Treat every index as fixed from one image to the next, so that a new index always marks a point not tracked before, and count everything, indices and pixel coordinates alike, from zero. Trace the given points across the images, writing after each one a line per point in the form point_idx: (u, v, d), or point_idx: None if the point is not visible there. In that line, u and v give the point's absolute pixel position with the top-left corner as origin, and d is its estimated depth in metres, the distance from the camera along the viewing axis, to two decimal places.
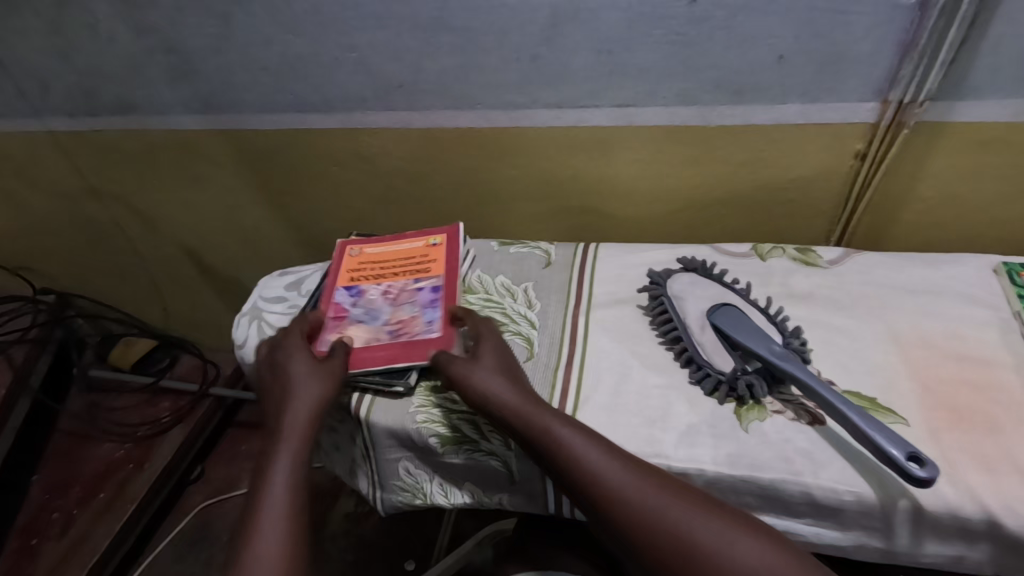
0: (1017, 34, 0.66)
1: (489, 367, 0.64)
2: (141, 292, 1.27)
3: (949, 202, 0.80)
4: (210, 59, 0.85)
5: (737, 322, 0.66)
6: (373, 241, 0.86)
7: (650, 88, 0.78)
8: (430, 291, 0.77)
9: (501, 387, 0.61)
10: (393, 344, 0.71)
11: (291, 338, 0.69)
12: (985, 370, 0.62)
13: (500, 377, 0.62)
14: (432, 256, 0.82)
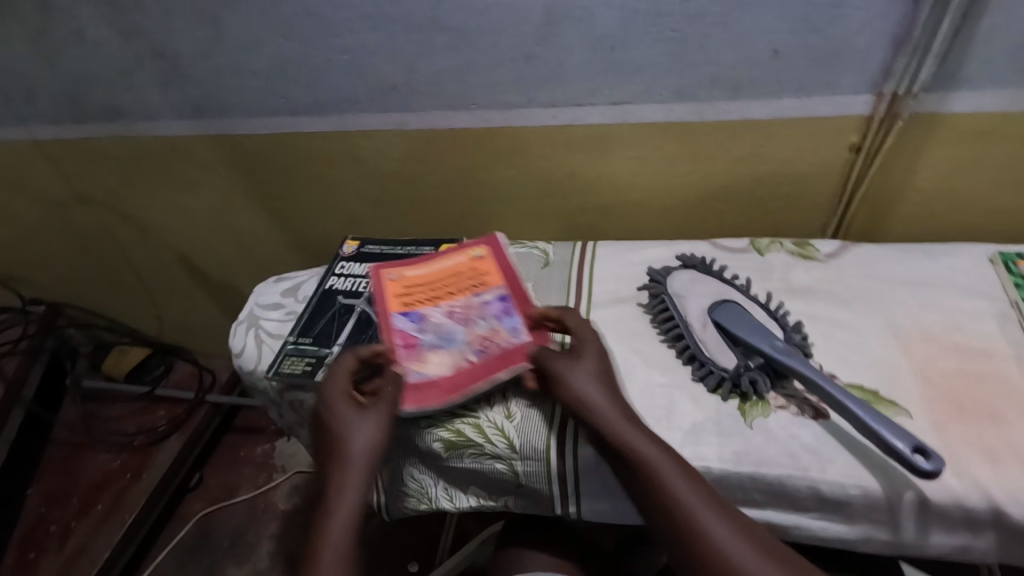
0: (1012, 24, 0.59)
1: (592, 383, 0.55)
2: (134, 297, 1.34)
3: (946, 193, 0.72)
4: (200, 64, 0.83)
5: (739, 317, 0.58)
6: (409, 261, 0.74)
7: (645, 84, 0.71)
8: (498, 302, 0.67)
9: (601, 414, 0.53)
10: (486, 364, 0.61)
11: (341, 380, 0.59)
12: (984, 362, 0.55)
13: (584, 394, 0.54)
14: (483, 268, 0.71)
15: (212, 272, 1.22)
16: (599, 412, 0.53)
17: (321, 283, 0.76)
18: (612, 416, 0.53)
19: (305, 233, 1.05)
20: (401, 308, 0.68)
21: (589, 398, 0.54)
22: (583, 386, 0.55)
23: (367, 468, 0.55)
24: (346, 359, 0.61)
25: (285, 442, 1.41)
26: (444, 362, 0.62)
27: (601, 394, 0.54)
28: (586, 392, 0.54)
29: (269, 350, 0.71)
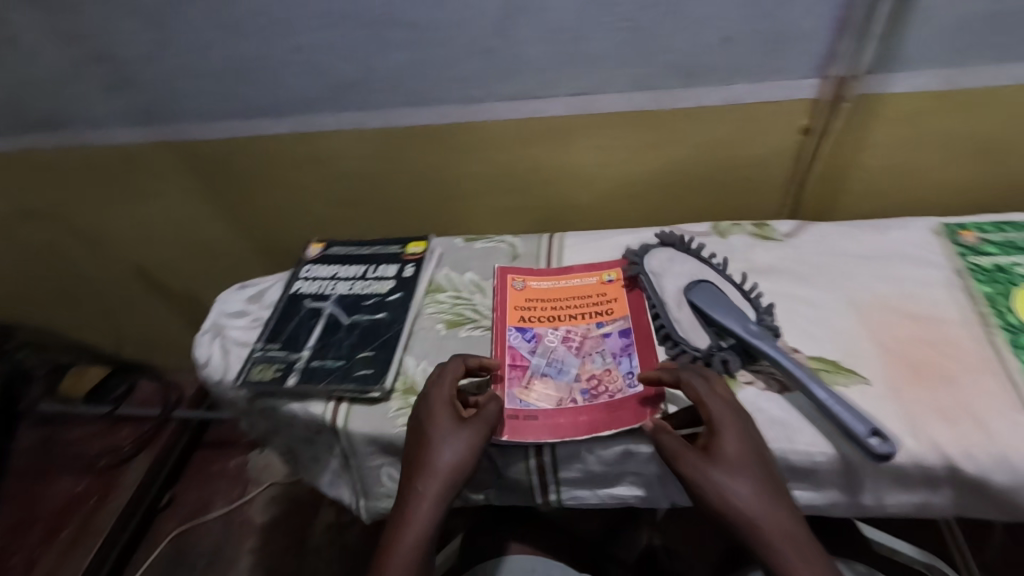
0: (944, 6, 0.62)
1: (739, 448, 0.48)
2: (90, 313, 1.29)
3: (892, 170, 0.76)
4: (147, 68, 0.81)
5: (713, 297, 0.60)
6: (538, 272, 0.71)
7: (603, 75, 0.72)
8: (620, 337, 0.62)
9: (736, 490, 0.47)
10: (593, 406, 0.57)
11: (442, 386, 0.56)
12: (935, 328, 0.57)
13: (728, 463, 0.48)
14: (613, 293, 0.67)
15: (172, 284, 1.18)
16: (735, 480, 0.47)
17: (287, 287, 0.75)
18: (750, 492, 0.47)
19: (268, 239, 1.03)
20: (518, 324, 0.65)
21: (728, 468, 0.48)
22: (728, 452, 0.48)
23: (445, 487, 0.52)
24: (449, 372, 0.58)
25: (259, 453, 1.39)
26: (549, 394, 0.58)
27: (749, 462, 0.48)
28: (728, 459, 0.48)
29: (236, 358, 0.69)
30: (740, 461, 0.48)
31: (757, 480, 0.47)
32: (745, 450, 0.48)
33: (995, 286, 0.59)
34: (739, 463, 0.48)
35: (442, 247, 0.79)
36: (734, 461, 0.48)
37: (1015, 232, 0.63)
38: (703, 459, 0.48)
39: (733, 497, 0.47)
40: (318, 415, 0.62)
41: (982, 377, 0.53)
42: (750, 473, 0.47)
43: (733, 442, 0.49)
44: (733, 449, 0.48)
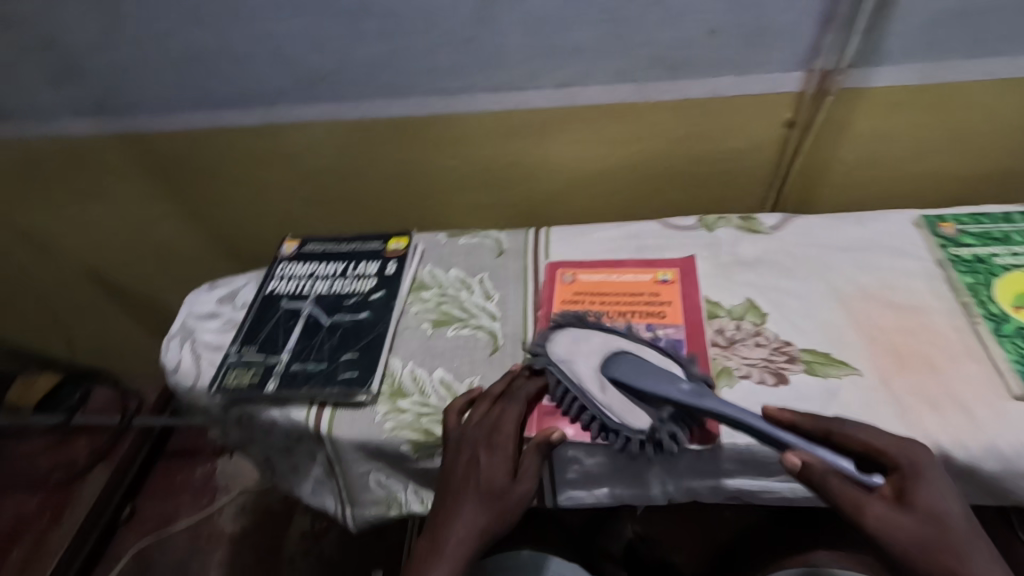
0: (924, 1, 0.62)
1: (942, 499, 0.43)
2: (37, 319, 1.20)
3: (871, 162, 0.77)
4: (99, 56, 0.75)
5: (642, 370, 0.52)
6: (590, 265, 0.68)
7: (587, 66, 0.71)
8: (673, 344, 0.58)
9: (926, 536, 0.41)
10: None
11: (512, 415, 0.54)
12: (920, 319, 0.58)
13: (924, 516, 0.42)
14: (667, 295, 0.63)
15: (130, 286, 1.11)
16: (930, 538, 0.41)
17: (261, 287, 0.71)
18: (961, 544, 0.41)
19: (235, 237, 0.98)
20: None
21: (922, 520, 0.41)
22: (932, 505, 0.42)
23: (487, 525, 0.51)
24: (515, 404, 0.55)
25: (228, 460, 1.33)
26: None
27: (953, 517, 0.42)
28: (929, 513, 0.42)
29: (208, 364, 0.65)
30: (941, 516, 0.42)
31: (957, 536, 0.41)
32: (949, 501, 0.43)
33: (976, 277, 0.60)
34: (941, 517, 0.42)
35: (423, 244, 0.76)
36: (933, 514, 0.42)
37: (991, 223, 0.65)
38: (893, 510, 0.42)
39: (942, 552, 0.40)
40: (299, 422, 0.59)
41: (968, 365, 0.54)
42: (954, 530, 0.41)
43: (934, 493, 0.43)
44: (936, 501, 0.42)
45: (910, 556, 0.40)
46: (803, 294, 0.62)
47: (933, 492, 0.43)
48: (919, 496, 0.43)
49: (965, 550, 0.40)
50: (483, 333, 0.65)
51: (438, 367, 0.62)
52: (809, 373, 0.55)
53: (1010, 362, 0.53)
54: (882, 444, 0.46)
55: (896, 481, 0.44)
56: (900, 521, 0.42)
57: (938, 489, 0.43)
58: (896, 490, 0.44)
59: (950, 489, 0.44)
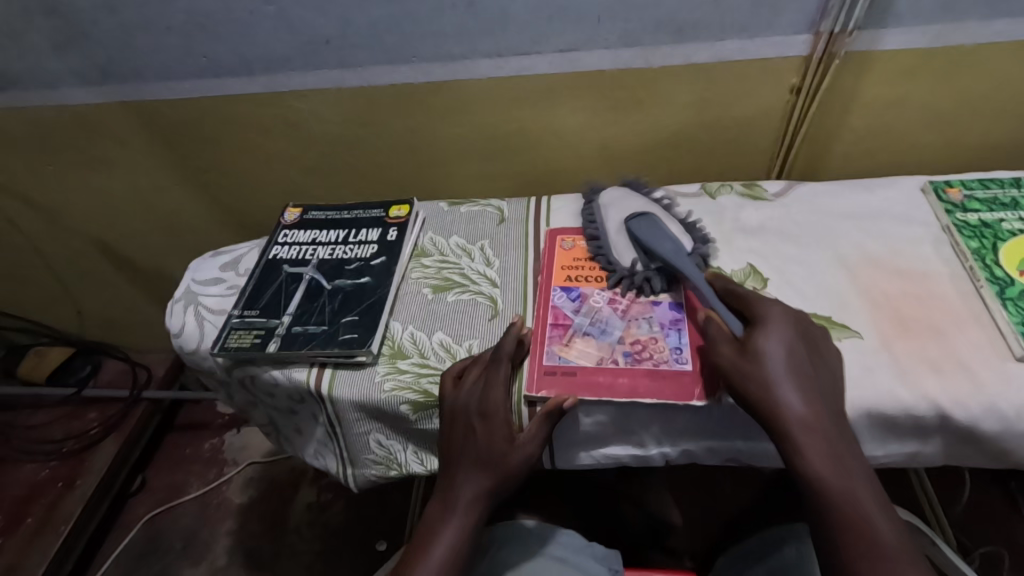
0: None
1: (779, 343, 0.49)
2: (48, 292, 1.22)
3: (878, 131, 0.76)
4: (104, 21, 0.75)
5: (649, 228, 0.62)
6: (590, 231, 0.69)
7: (591, 29, 0.70)
8: (669, 307, 0.60)
9: (757, 366, 0.48)
10: (634, 370, 0.55)
11: (500, 377, 0.55)
12: (924, 284, 0.58)
13: (754, 353, 0.48)
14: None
15: (138, 258, 1.13)
16: (753, 370, 0.48)
17: (263, 253, 0.71)
18: (783, 376, 0.47)
19: (240, 207, 0.99)
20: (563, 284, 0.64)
21: (753, 356, 0.48)
22: (767, 346, 0.49)
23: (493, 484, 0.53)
24: (502, 365, 0.55)
25: (236, 433, 1.35)
26: (592, 351, 0.57)
27: (781, 358, 0.48)
28: (762, 352, 0.48)
29: (212, 327, 0.66)
30: (772, 354, 0.48)
31: (779, 368, 0.48)
32: (784, 343, 0.49)
33: (982, 241, 0.59)
34: (769, 356, 0.48)
35: (425, 212, 0.76)
36: (763, 353, 0.48)
37: (999, 189, 0.64)
38: (733, 353, 0.49)
39: (758, 377, 0.48)
40: (301, 382, 0.60)
41: (971, 329, 0.53)
42: (777, 364, 0.48)
43: (773, 337, 0.49)
44: (771, 344, 0.49)
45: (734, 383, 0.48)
46: (807, 258, 0.62)
47: (770, 336, 0.49)
48: (759, 339, 0.49)
49: (783, 377, 0.47)
50: (484, 299, 0.65)
51: (437, 330, 0.62)
52: None
53: (1013, 325, 0.52)
54: (750, 299, 0.53)
55: (750, 327, 0.51)
56: (738, 357, 0.49)
57: (776, 334, 0.49)
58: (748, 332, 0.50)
59: (793, 337, 0.50)
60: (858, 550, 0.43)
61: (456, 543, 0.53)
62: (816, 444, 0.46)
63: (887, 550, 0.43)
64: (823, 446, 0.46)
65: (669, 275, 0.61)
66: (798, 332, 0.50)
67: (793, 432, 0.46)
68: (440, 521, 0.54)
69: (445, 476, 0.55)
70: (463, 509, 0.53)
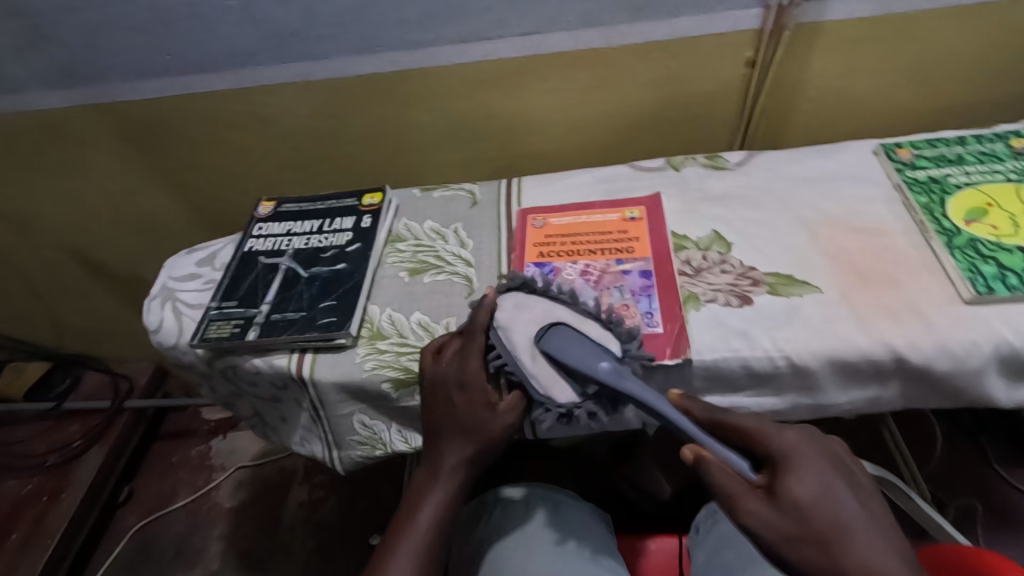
0: None
1: (813, 488, 0.42)
2: (22, 304, 1.20)
3: (833, 99, 0.79)
4: (66, 22, 0.75)
5: (630, 305, 0.57)
6: (559, 209, 0.70)
7: (550, 11, 0.72)
8: (640, 275, 0.61)
9: (796, 526, 0.41)
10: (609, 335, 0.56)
11: (476, 351, 0.56)
12: (879, 239, 0.60)
13: (791, 508, 0.42)
14: (634, 231, 0.66)
15: (114, 265, 1.12)
16: (801, 529, 0.41)
17: (239, 246, 0.72)
18: (836, 535, 0.41)
19: (216, 207, 0.99)
20: (536, 260, 0.65)
21: (793, 513, 0.42)
22: (803, 496, 0.42)
23: (474, 454, 0.55)
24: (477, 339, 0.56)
25: (222, 439, 1.34)
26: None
27: (826, 504, 0.42)
28: (800, 500, 0.42)
29: (190, 321, 0.67)
30: (814, 505, 0.42)
31: (826, 524, 0.41)
32: (822, 492, 0.42)
33: (931, 196, 0.62)
34: (813, 507, 0.42)
35: (398, 199, 0.77)
36: (804, 503, 0.42)
37: (946, 147, 0.67)
38: (766, 506, 0.42)
39: (811, 543, 0.41)
40: (282, 368, 0.61)
41: (923, 278, 0.56)
42: (826, 518, 0.41)
43: (807, 483, 0.43)
44: (806, 490, 0.42)
45: (777, 549, 0.42)
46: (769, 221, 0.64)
47: (801, 481, 0.43)
48: (789, 488, 0.42)
49: (835, 536, 0.41)
50: (459, 279, 0.67)
51: (415, 310, 0.64)
52: (772, 294, 0.57)
53: (961, 271, 0.54)
54: (758, 431, 0.46)
55: (769, 470, 0.44)
56: (771, 515, 0.42)
57: (807, 476, 0.43)
58: (771, 478, 0.44)
59: (824, 473, 0.43)
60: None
61: (441, 510, 0.54)
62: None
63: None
64: None
65: (638, 244, 0.63)
66: (827, 462, 0.44)
67: None
68: (424, 491, 0.55)
69: (430, 448, 0.57)
70: (446, 477, 0.55)
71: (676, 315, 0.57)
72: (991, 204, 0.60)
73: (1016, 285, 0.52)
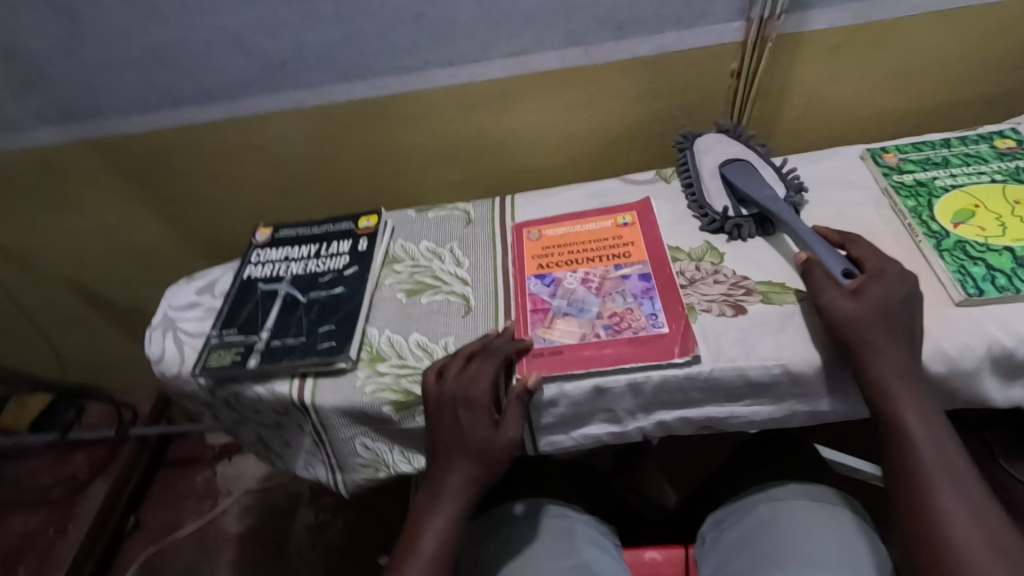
0: None
1: (883, 295, 0.51)
2: (27, 339, 1.21)
3: (819, 105, 0.80)
4: (63, 61, 0.77)
5: (745, 175, 0.67)
6: (555, 219, 0.72)
7: (537, 32, 0.73)
8: (639, 278, 0.63)
9: (866, 318, 0.50)
10: (617, 340, 0.57)
11: (485, 369, 0.57)
12: (869, 242, 0.61)
13: (867, 303, 0.50)
14: (628, 236, 0.68)
15: (114, 297, 1.13)
16: (861, 319, 0.50)
17: (237, 274, 0.73)
18: (888, 337, 0.49)
19: (213, 235, 1.00)
20: (536, 271, 0.66)
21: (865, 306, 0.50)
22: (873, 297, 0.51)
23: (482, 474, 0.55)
24: (488, 363, 0.57)
25: (228, 464, 1.34)
26: (572, 330, 0.59)
27: (894, 307, 0.50)
28: (872, 302, 0.50)
29: (192, 350, 0.67)
30: (882, 303, 0.50)
31: (885, 312, 0.50)
32: (892, 296, 0.51)
33: (918, 200, 0.62)
34: (881, 306, 0.50)
35: (394, 221, 0.78)
36: (875, 304, 0.50)
37: (931, 150, 0.67)
38: (844, 299, 0.51)
39: (868, 330, 0.49)
40: (284, 394, 0.61)
41: (913, 280, 0.56)
42: (883, 310, 0.50)
43: (877, 290, 0.51)
44: (876, 293, 0.51)
45: (841, 326, 0.50)
46: (771, 167, 0.68)
47: (880, 288, 0.51)
48: (865, 290, 0.51)
49: (885, 325, 0.49)
50: (456, 298, 0.67)
51: (414, 331, 0.64)
52: (766, 302, 0.58)
53: (951, 273, 0.55)
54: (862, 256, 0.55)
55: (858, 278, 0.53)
56: (848, 304, 0.51)
57: (882, 287, 0.51)
58: (859, 285, 0.52)
59: (900, 294, 0.51)
60: (926, 523, 0.46)
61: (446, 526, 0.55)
62: (901, 388, 0.48)
63: (939, 467, 0.47)
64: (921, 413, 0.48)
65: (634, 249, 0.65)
66: (903, 287, 0.52)
67: (893, 386, 0.48)
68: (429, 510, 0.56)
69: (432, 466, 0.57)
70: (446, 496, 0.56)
71: (682, 313, 0.58)
72: (977, 205, 0.60)
73: (1005, 285, 0.53)
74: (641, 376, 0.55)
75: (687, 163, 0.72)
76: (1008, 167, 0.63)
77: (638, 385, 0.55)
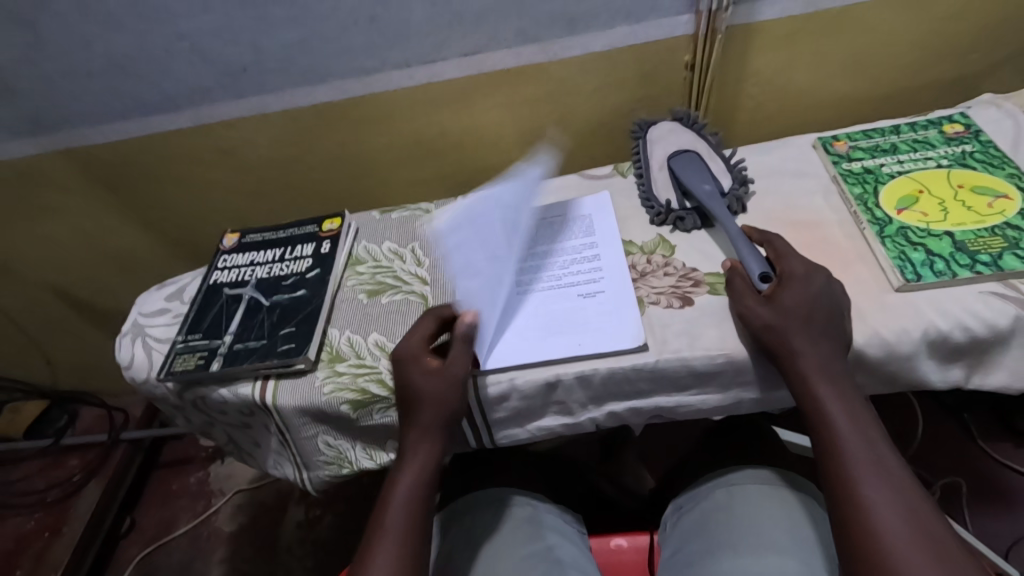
0: None
1: (802, 293, 0.52)
2: (16, 347, 1.24)
3: (776, 94, 0.80)
4: (28, 74, 0.78)
5: (691, 167, 0.67)
6: None
7: (490, 31, 0.74)
8: (593, 270, 0.64)
9: (780, 319, 0.51)
10: (567, 332, 0.59)
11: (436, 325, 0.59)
12: (814, 230, 0.62)
13: (780, 306, 0.51)
14: (585, 229, 0.69)
15: (99, 303, 1.15)
16: (773, 323, 0.51)
17: (204, 280, 0.74)
18: (806, 337, 0.50)
19: (191, 240, 1.01)
20: None
21: (778, 309, 0.51)
22: (789, 298, 0.52)
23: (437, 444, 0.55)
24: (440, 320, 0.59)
25: (220, 464, 1.37)
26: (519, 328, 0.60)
27: (813, 305, 0.51)
28: (788, 303, 0.51)
29: (160, 354, 0.69)
30: (799, 302, 0.51)
31: (799, 312, 0.51)
32: (810, 294, 0.52)
33: (865, 187, 0.63)
34: (796, 306, 0.51)
35: (358, 222, 0.79)
36: (792, 307, 0.51)
37: (881, 136, 0.68)
38: (758, 304, 0.52)
39: (781, 332, 0.50)
40: (247, 396, 0.63)
41: (856, 267, 0.57)
42: (798, 311, 0.51)
43: (794, 291, 0.52)
44: (790, 295, 0.52)
45: (759, 332, 0.52)
46: (720, 158, 0.69)
47: (795, 290, 0.52)
48: (780, 293, 0.52)
49: (799, 324, 0.50)
50: (415, 297, 0.68)
51: (373, 331, 0.66)
52: (713, 294, 0.59)
53: (891, 259, 0.55)
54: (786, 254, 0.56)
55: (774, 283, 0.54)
56: (761, 309, 0.52)
57: (800, 287, 0.52)
58: (774, 289, 0.53)
59: (824, 290, 0.52)
60: (853, 519, 0.44)
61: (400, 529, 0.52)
62: (826, 385, 0.49)
63: (866, 464, 0.46)
64: (844, 409, 0.48)
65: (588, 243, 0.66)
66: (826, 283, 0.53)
67: (813, 381, 0.49)
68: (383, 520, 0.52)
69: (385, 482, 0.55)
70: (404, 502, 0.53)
71: (631, 306, 0.59)
72: (922, 190, 0.61)
73: (943, 269, 0.54)
74: (590, 369, 0.56)
75: (638, 153, 0.72)
76: (955, 151, 0.64)
77: (585, 378, 0.56)
